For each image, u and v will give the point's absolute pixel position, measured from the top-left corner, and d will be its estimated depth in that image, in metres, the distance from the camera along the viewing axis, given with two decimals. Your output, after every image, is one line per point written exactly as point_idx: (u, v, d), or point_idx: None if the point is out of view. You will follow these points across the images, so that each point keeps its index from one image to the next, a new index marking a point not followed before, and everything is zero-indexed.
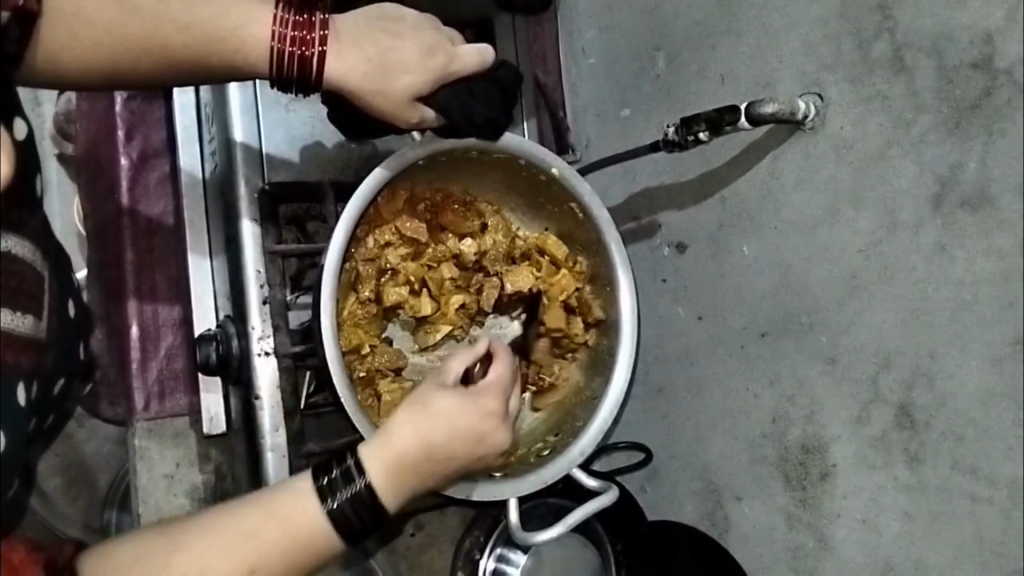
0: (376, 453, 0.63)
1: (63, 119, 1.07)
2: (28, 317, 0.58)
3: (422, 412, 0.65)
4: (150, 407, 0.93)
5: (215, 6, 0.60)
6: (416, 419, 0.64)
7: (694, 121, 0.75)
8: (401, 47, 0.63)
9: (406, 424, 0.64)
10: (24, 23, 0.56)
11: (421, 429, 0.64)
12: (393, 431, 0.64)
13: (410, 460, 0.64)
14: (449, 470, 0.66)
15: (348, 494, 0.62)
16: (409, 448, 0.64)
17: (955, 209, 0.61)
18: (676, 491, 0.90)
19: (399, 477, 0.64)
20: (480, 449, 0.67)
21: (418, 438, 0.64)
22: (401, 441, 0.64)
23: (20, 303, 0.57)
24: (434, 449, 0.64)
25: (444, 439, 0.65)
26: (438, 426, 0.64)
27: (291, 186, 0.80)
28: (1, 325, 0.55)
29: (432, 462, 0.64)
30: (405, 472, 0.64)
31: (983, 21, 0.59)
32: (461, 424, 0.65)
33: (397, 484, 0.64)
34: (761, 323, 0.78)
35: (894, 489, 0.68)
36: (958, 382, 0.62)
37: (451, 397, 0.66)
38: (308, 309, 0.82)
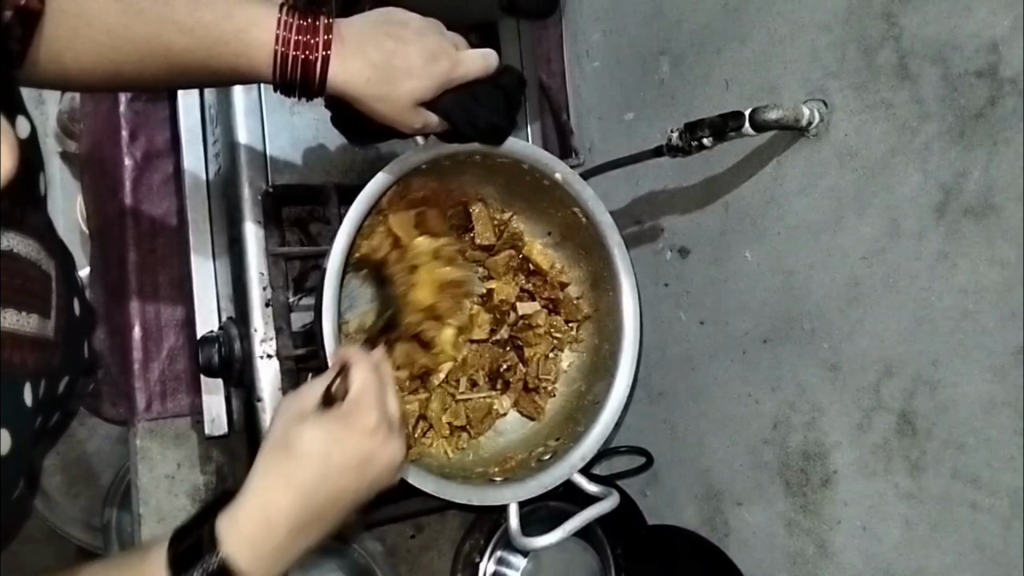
0: (230, 527, 0.56)
1: (67, 118, 1.08)
2: (34, 317, 0.58)
3: (283, 462, 0.57)
4: (153, 408, 0.93)
5: (220, 10, 0.60)
6: (285, 471, 0.57)
7: (698, 127, 0.75)
8: (404, 52, 0.63)
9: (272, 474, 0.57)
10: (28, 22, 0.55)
11: (291, 479, 0.57)
12: (250, 495, 0.56)
13: (281, 523, 0.56)
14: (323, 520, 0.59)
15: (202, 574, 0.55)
16: (268, 518, 0.56)
17: (958, 217, 0.61)
18: (676, 495, 0.90)
19: (266, 556, 0.57)
20: (370, 474, 0.61)
21: (279, 520, 0.56)
22: (277, 503, 0.56)
23: (26, 303, 0.57)
24: (308, 500, 0.57)
25: (325, 489, 0.58)
26: (320, 478, 0.57)
27: (293, 188, 0.80)
28: (5, 325, 0.55)
29: (312, 513, 0.58)
30: (270, 538, 0.56)
31: (989, 30, 0.59)
32: (333, 461, 0.58)
33: (256, 555, 0.56)
34: (762, 329, 0.78)
35: (895, 497, 0.68)
36: (959, 391, 0.62)
37: (311, 438, 0.58)
38: (310, 310, 0.81)
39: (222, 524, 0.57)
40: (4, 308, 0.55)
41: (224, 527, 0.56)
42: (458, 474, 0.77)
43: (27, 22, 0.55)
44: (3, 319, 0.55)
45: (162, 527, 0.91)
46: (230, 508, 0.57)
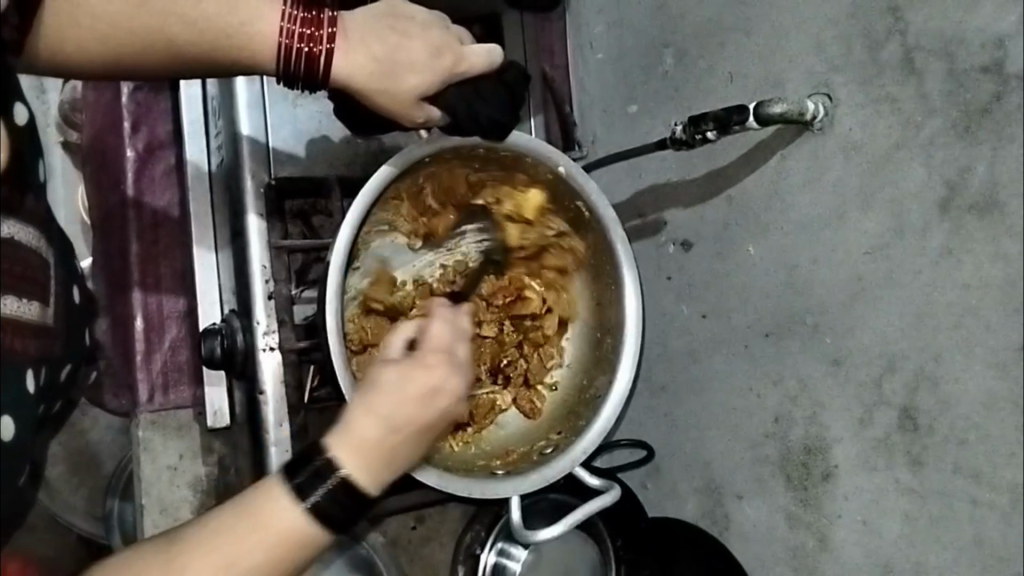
0: (343, 440, 0.57)
1: (69, 108, 1.07)
2: (34, 303, 0.58)
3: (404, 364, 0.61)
4: (155, 399, 0.94)
5: (225, 3, 0.59)
6: (369, 403, 0.59)
7: (703, 120, 0.75)
8: (410, 46, 0.63)
9: (364, 403, 0.59)
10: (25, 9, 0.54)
11: (371, 453, 0.58)
12: (353, 421, 0.58)
13: (372, 449, 0.58)
14: (420, 435, 0.61)
15: (322, 493, 0.56)
16: (358, 441, 0.58)
17: (963, 213, 0.61)
18: (677, 488, 0.91)
19: (374, 464, 0.58)
20: (439, 403, 0.61)
21: (371, 440, 0.58)
22: (366, 425, 0.58)
23: (26, 290, 0.57)
24: (398, 420, 0.59)
25: (403, 417, 0.59)
26: (398, 401, 0.59)
27: (298, 180, 0.80)
28: (7, 312, 0.55)
29: (400, 451, 0.59)
30: (377, 455, 0.58)
31: (995, 25, 0.59)
32: (428, 394, 0.61)
33: (370, 466, 0.58)
34: (765, 324, 0.78)
35: (896, 491, 0.68)
36: (962, 387, 0.62)
37: (460, 346, 0.65)
38: (313, 303, 0.81)
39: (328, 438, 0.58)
40: (5, 295, 0.55)
41: (336, 441, 0.57)
42: (458, 466, 0.77)
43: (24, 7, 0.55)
44: (4, 305, 0.55)
45: (164, 517, 0.91)
46: (338, 430, 0.58)
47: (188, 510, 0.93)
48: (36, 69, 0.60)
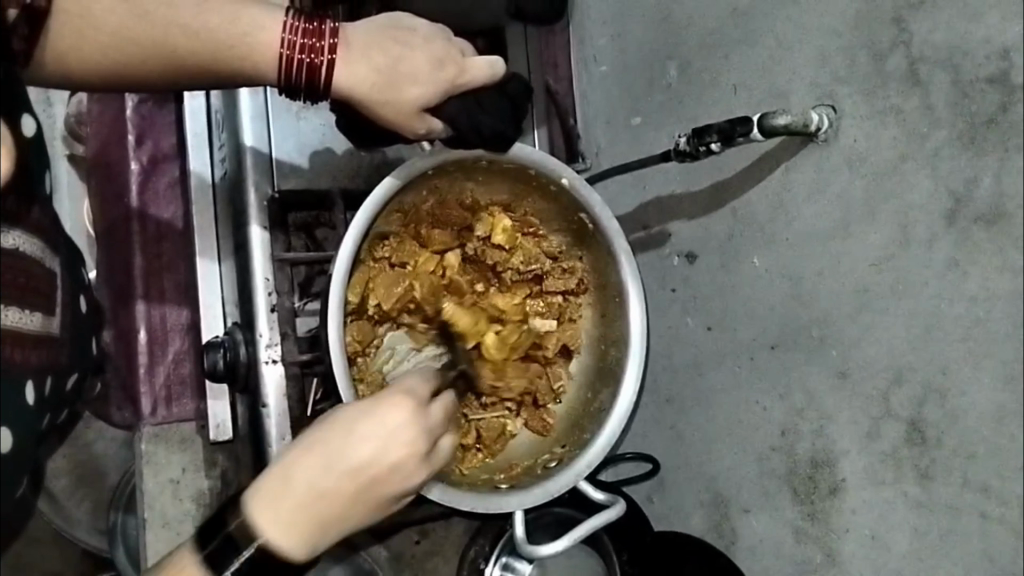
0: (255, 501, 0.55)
1: (74, 121, 1.08)
2: (36, 315, 0.57)
3: (352, 417, 0.57)
4: (158, 412, 0.93)
5: (226, 14, 0.60)
6: (303, 456, 0.56)
7: (706, 132, 0.75)
8: (411, 58, 0.62)
9: (297, 454, 0.56)
10: (33, 19, 0.55)
11: (295, 508, 0.55)
12: (291, 466, 0.56)
13: (310, 503, 0.55)
14: (366, 495, 0.57)
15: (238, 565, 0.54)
16: (281, 488, 0.55)
17: (969, 224, 0.61)
18: (683, 501, 0.90)
19: (305, 522, 0.55)
20: (398, 450, 0.57)
21: (301, 487, 0.55)
22: (296, 477, 0.55)
23: (29, 300, 0.57)
24: (341, 474, 0.56)
25: (351, 464, 0.56)
26: (346, 449, 0.56)
27: (301, 193, 0.80)
28: (8, 323, 0.54)
29: (333, 514, 0.56)
30: (305, 508, 0.55)
31: (1000, 36, 0.58)
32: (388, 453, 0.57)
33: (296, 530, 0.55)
34: (771, 336, 0.78)
35: (904, 505, 0.67)
36: (970, 400, 0.61)
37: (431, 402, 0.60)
38: (316, 315, 0.80)
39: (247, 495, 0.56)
40: (6, 305, 0.54)
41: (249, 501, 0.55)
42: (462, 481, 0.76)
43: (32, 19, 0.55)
44: (6, 317, 0.54)
45: (166, 531, 0.91)
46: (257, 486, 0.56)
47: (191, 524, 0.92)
48: (41, 79, 0.60)
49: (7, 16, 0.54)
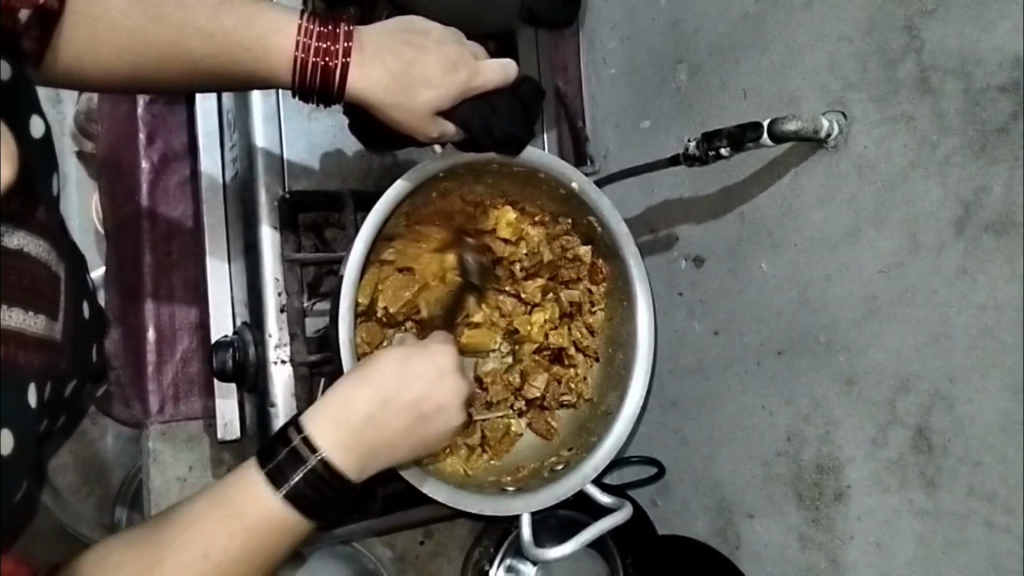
0: (317, 412, 0.61)
1: (84, 118, 1.08)
2: (40, 317, 0.58)
3: (406, 355, 0.65)
4: (166, 410, 0.94)
5: (240, 17, 0.60)
6: (363, 379, 0.63)
7: (717, 136, 0.75)
8: (424, 61, 0.63)
9: (355, 378, 0.63)
10: (45, 23, 0.55)
11: (349, 429, 0.61)
12: (349, 389, 0.62)
13: (361, 421, 0.62)
14: (405, 432, 0.64)
15: (298, 476, 0.60)
16: (340, 410, 0.61)
17: (978, 232, 0.61)
18: (688, 505, 0.90)
19: (355, 441, 0.62)
20: (442, 398, 0.66)
21: (359, 413, 0.62)
22: (355, 399, 0.62)
23: (33, 302, 0.57)
24: (397, 407, 0.63)
25: (400, 398, 0.63)
26: (398, 385, 0.64)
27: (312, 194, 0.79)
28: (10, 324, 0.54)
29: (384, 433, 0.63)
30: (361, 434, 0.62)
31: (1012, 44, 0.58)
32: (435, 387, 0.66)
33: (350, 446, 0.61)
34: (778, 341, 0.78)
35: (909, 513, 0.67)
36: (977, 408, 0.61)
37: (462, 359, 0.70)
38: (324, 316, 0.80)
39: (308, 413, 0.62)
40: (10, 307, 0.54)
41: (311, 414, 0.61)
42: (468, 482, 0.76)
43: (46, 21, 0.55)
44: (8, 318, 0.54)
45: None
46: (320, 401, 0.62)
47: None
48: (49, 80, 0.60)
49: (17, 16, 0.53)
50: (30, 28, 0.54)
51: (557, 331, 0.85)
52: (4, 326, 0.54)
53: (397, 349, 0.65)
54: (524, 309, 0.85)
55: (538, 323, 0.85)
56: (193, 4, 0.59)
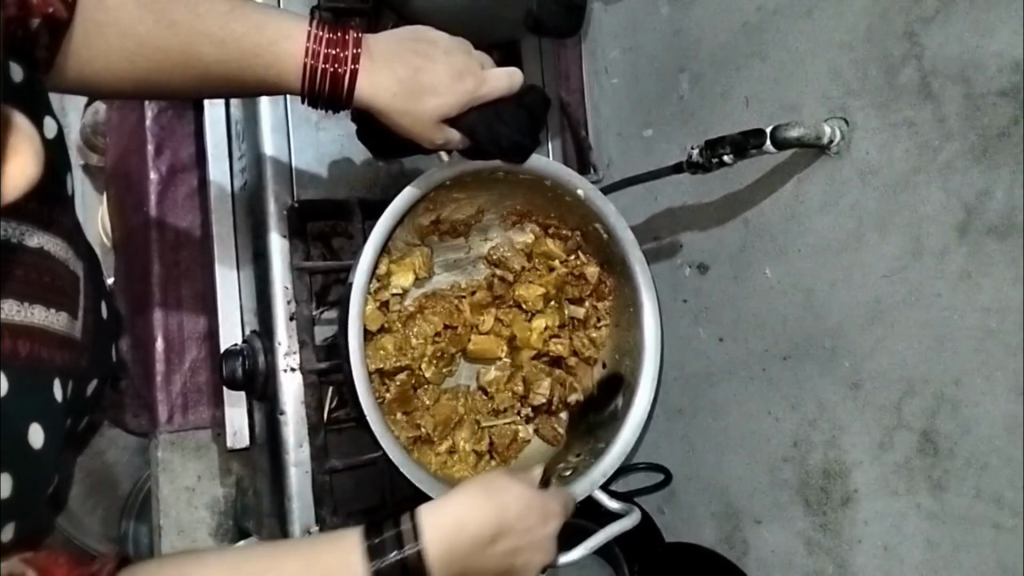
0: (434, 514, 0.58)
1: (90, 131, 1.09)
2: (62, 315, 0.59)
3: (516, 492, 0.61)
4: (174, 420, 0.94)
5: (251, 24, 0.61)
6: (489, 491, 0.60)
7: (720, 143, 0.75)
8: (431, 69, 0.63)
9: (474, 488, 0.60)
10: (56, 30, 0.57)
11: (458, 541, 0.58)
12: (466, 493, 0.59)
13: (472, 532, 0.58)
14: (511, 538, 0.60)
15: (399, 556, 0.55)
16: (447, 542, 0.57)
17: (981, 236, 0.61)
18: (695, 512, 0.90)
19: (454, 553, 0.58)
20: (538, 547, 0.62)
21: (471, 531, 0.58)
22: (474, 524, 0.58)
23: (54, 300, 0.58)
24: (503, 528, 0.59)
25: (518, 517, 0.60)
26: (518, 501, 0.61)
27: (320, 203, 0.80)
28: (34, 321, 0.55)
29: (486, 538, 0.58)
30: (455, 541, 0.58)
31: (1012, 49, 0.59)
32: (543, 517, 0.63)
33: (447, 557, 0.57)
34: (783, 346, 0.78)
35: (917, 516, 0.67)
36: (983, 410, 0.62)
37: (550, 524, 0.63)
38: (332, 324, 0.82)
39: (428, 511, 0.58)
40: (32, 303, 0.55)
41: (428, 512, 0.58)
42: None
43: (55, 29, 0.57)
44: (33, 315, 0.55)
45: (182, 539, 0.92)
46: (438, 501, 0.59)
47: (205, 532, 0.93)
48: (68, 84, 0.61)
49: (30, 24, 0.54)
50: (39, 35, 0.56)
51: (559, 340, 0.85)
52: (30, 322, 0.54)
53: (523, 484, 0.62)
54: (525, 316, 0.86)
55: (538, 330, 0.85)
56: (204, 10, 0.60)
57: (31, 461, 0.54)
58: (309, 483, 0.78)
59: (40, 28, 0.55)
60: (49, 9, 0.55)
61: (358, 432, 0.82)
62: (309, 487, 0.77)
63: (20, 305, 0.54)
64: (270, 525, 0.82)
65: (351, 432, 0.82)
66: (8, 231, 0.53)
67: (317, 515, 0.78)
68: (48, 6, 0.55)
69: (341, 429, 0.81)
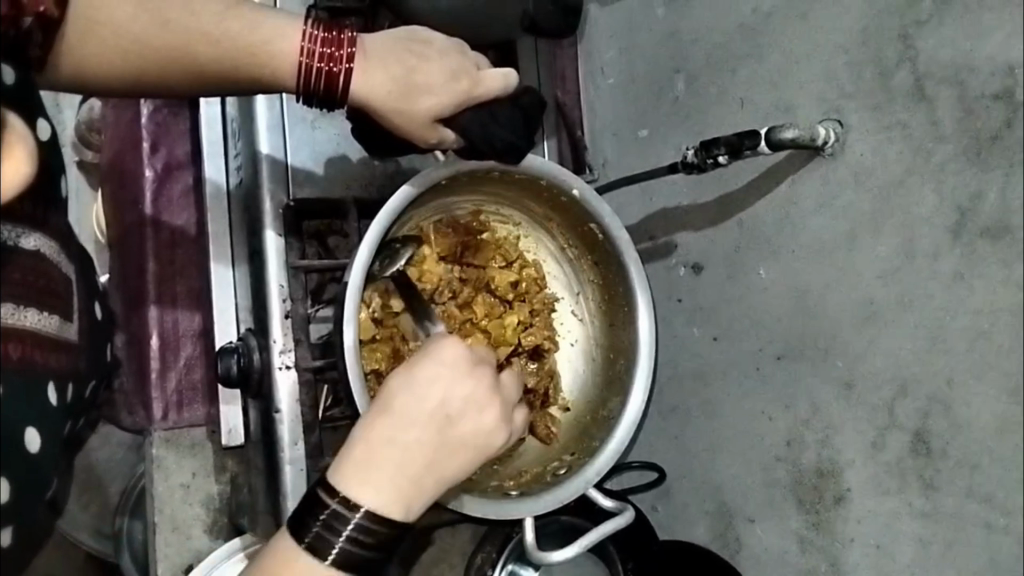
0: (340, 470, 0.59)
1: (85, 128, 1.09)
2: (55, 316, 0.59)
3: (427, 375, 0.62)
4: (169, 417, 0.94)
5: (247, 23, 0.61)
6: (382, 421, 0.60)
7: (714, 144, 0.76)
8: (425, 69, 0.64)
9: (361, 430, 0.60)
10: (48, 28, 0.56)
11: (380, 473, 0.59)
12: (365, 428, 0.60)
13: (388, 455, 0.59)
14: (442, 443, 0.61)
15: (337, 543, 0.58)
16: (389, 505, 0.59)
17: (974, 238, 0.62)
18: (688, 511, 0.90)
19: (400, 490, 0.59)
20: (471, 407, 0.63)
21: (389, 455, 0.59)
22: (415, 441, 0.60)
23: (48, 302, 0.58)
24: (420, 431, 0.60)
25: (424, 412, 0.61)
26: (421, 399, 0.61)
27: (314, 202, 0.80)
28: (27, 324, 0.55)
29: (415, 460, 0.60)
30: (418, 482, 0.60)
31: (1005, 53, 0.60)
32: (479, 406, 0.63)
33: (399, 497, 0.59)
34: (777, 346, 0.79)
35: (909, 516, 0.68)
36: (974, 411, 0.62)
37: (465, 377, 0.63)
38: (327, 322, 0.82)
39: (334, 473, 0.59)
40: (26, 306, 0.55)
41: (335, 473, 0.59)
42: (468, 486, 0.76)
43: (47, 28, 0.56)
44: (26, 319, 0.55)
45: (176, 536, 0.92)
46: (339, 456, 0.60)
47: (200, 529, 0.93)
48: (62, 81, 0.61)
49: (21, 23, 0.54)
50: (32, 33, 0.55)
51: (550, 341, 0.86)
52: (23, 326, 0.55)
53: (405, 368, 0.63)
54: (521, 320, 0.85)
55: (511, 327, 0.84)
56: (199, 8, 0.60)
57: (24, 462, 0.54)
58: (303, 481, 0.78)
59: (32, 28, 0.55)
60: (42, 8, 0.54)
61: (353, 431, 0.82)
62: (304, 486, 0.78)
63: (14, 307, 0.54)
64: (265, 523, 0.82)
65: (345, 430, 0.82)
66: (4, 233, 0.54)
67: None
68: (40, 4, 0.54)
69: (335, 426, 0.80)
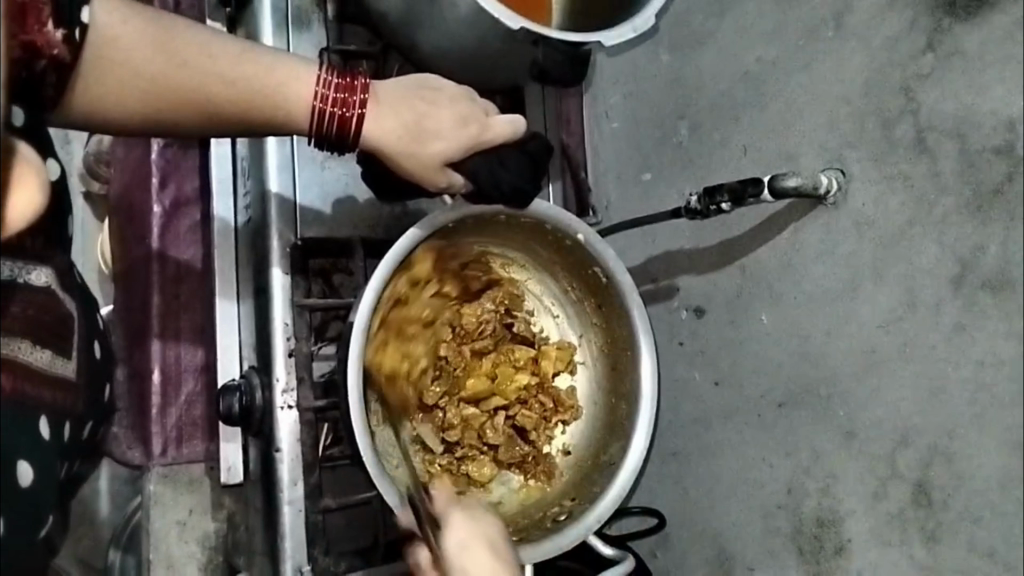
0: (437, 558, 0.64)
1: (93, 159, 1.10)
2: (43, 351, 0.58)
3: (463, 519, 0.66)
4: (167, 453, 0.95)
5: (262, 65, 0.62)
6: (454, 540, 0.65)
7: (717, 191, 0.77)
8: (437, 115, 0.65)
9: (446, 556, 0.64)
10: (62, 69, 0.56)
11: None
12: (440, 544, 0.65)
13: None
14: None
15: None
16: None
17: (975, 289, 0.62)
18: (687, 557, 0.90)
19: None
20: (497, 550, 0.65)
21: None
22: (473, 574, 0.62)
23: (38, 336, 0.57)
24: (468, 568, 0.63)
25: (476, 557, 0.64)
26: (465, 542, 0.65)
27: (326, 242, 0.81)
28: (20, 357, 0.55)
29: None
30: None
31: (1005, 108, 0.60)
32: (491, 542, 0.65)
33: None
34: (778, 393, 0.79)
35: (910, 568, 0.67)
36: (977, 464, 0.62)
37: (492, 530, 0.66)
38: (330, 360, 0.81)
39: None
40: (20, 338, 0.55)
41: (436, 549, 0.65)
42: None
43: (61, 71, 0.56)
44: (19, 351, 0.55)
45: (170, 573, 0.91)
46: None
47: (195, 567, 0.93)
48: (68, 120, 0.60)
49: (34, 67, 0.53)
50: (46, 74, 0.55)
51: (546, 389, 0.86)
52: (19, 358, 0.54)
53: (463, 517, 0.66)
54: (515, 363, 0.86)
55: (517, 382, 0.85)
56: (216, 52, 0.61)
57: (14, 497, 0.54)
58: (300, 522, 0.77)
59: (45, 69, 0.54)
60: (55, 52, 0.54)
61: (351, 470, 0.82)
62: (299, 527, 0.77)
63: (13, 341, 0.54)
64: (261, 562, 0.82)
65: (343, 470, 0.81)
66: (16, 270, 0.54)
67: (308, 555, 0.77)
68: (53, 48, 0.53)
69: (334, 467, 0.80)
